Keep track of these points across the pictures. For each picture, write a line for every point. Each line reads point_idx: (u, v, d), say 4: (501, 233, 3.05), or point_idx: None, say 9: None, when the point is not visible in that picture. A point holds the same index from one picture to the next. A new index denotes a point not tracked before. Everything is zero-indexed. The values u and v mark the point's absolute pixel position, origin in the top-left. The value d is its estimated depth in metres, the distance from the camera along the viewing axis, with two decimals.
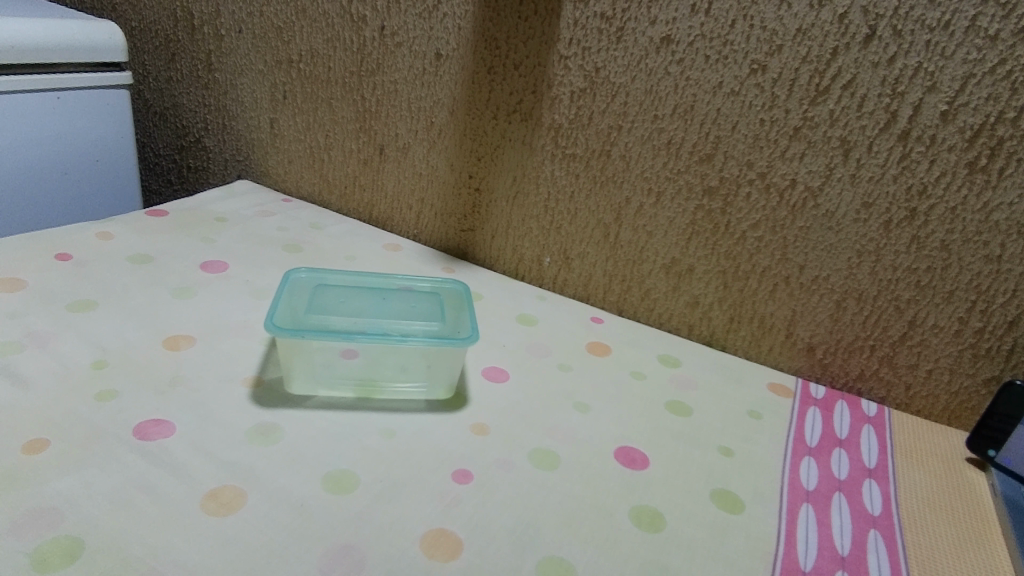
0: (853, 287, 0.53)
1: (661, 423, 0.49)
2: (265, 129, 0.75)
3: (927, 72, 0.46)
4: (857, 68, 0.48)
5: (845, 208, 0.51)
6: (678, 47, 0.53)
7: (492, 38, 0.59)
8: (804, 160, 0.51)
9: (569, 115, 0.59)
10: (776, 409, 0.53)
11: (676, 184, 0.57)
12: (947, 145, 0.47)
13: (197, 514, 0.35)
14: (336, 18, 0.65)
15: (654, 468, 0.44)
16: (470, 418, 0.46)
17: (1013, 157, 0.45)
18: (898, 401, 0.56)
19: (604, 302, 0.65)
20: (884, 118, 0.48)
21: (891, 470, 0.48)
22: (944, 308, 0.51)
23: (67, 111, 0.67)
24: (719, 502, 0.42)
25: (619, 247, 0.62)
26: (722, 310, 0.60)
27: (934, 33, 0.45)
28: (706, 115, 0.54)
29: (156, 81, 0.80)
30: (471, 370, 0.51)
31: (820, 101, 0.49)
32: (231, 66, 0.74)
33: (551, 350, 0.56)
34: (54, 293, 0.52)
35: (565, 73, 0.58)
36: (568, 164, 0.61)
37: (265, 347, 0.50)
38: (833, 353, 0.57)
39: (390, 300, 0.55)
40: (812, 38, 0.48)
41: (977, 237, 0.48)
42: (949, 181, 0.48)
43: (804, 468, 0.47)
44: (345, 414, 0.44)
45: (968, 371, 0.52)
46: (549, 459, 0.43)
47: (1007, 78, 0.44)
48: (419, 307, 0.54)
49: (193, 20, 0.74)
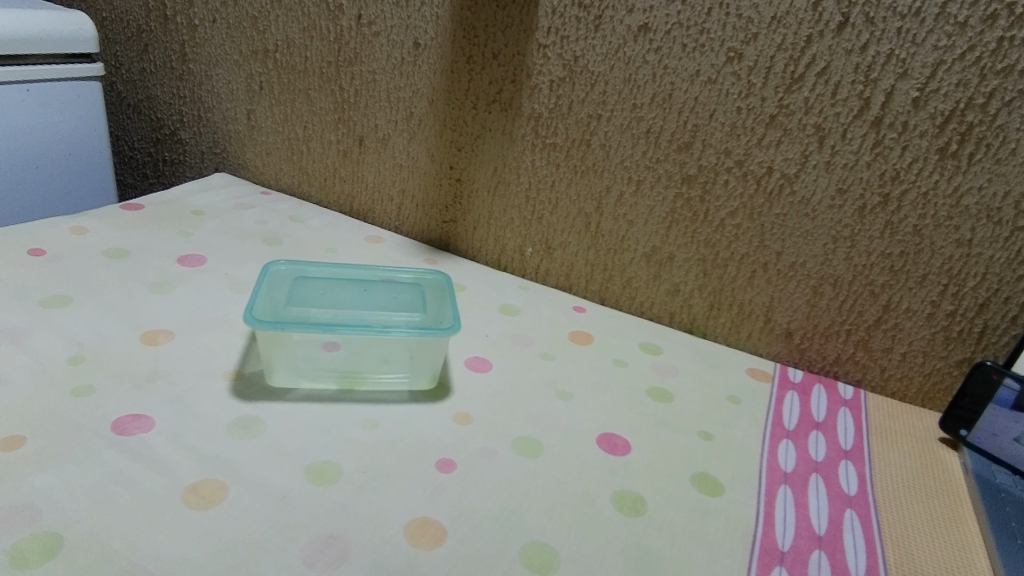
0: (829, 272, 0.54)
1: (643, 409, 0.49)
2: (242, 121, 0.74)
3: (898, 59, 0.46)
4: (831, 56, 0.48)
5: (820, 194, 0.52)
6: (655, 35, 0.53)
7: (470, 27, 0.59)
8: (779, 148, 0.52)
9: (549, 104, 0.59)
10: (755, 394, 0.54)
11: (656, 173, 0.57)
12: (919, 131, 0.48)
13: (179, 508, 0.35)
14: (312, 7, 0.65)
15: (636, 454, 0.44)
16: (453, 408, 0.46)
17: (982, 142, 0.46)
18: (874, 383, 0.57)
19: (586, 292, 0.65)
20: (857, 105, 0.49)
21: (867, 451, 0.49)
22: (917, 292, 0.52)
23: (36, 104, 0.65)
24: (700, 486, 0.42)
25: (600, 236, 0.62)
26: (702, 297, 0.60)
27: (905, 20, 0.46)
28: (684, 103, 0.54)
29: (129, 73, 0.79)
30: (454, 361, 0.51)
31: (795, 89, 0.50)
32: (206, 57, 0.72)
33: (534, 339, 0.56)
34: (28, 289, 0.51)
35: (544, 62, 0.58)
36: (548, 153, 0.61)
37: (246, 340, 0.50)
38: (810, 338, 0.58)
39: (370, 292, 0.55)
40: (787, 26, 0.49)
41: (949, 222, 0.49)
42: (921, 166, 0.48)
43: (782, 450, 0.47)
44: (327, 406, 0.44)
45: (941, 354, 0.53)
46: (532, 447, 0.43)
47: (976, 64, 0.45)
48: (400, 298, 0.54)
49: (166, 10, 0.72)
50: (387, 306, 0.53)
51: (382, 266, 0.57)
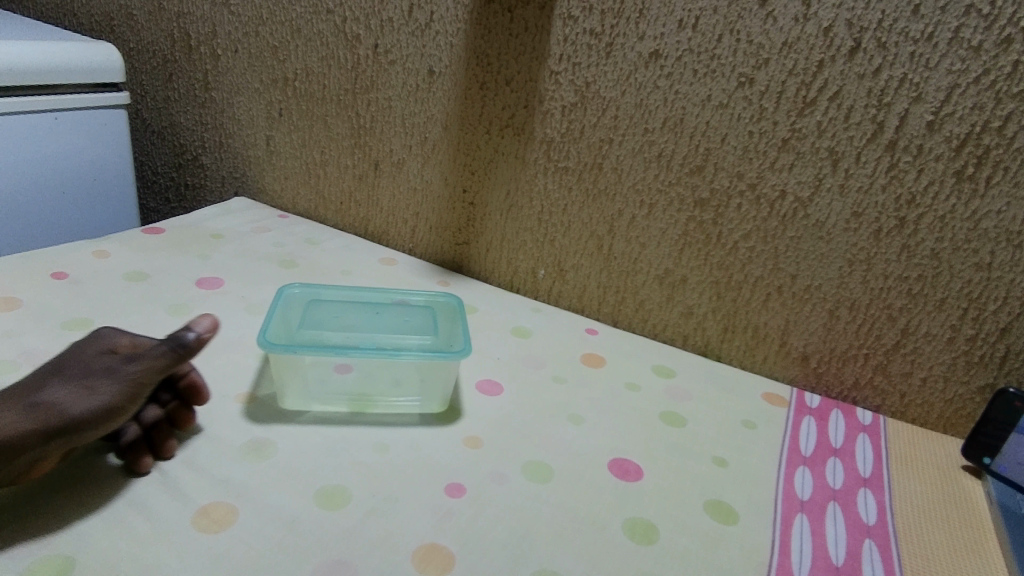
0: (845, 295, 0.54)
1: (656, 433, 0.49)
2: (261, 146, 0.76)
3: (912, 83, 0.46)
4: (843, 80, 0.48)
5: (835, 217, 0.52)
6: (666, 62, 0.53)
7: (484, 55, 0.60)
8: (792, 171, 0.52)
9: (561, 129, 0.59)
10: (770, 419, 0.53)
11: (667, 197, 0.57)
12: (934, 154, 0.47)
13: (188, 532, 0.35)
14: (330, 37, 0.66)
15: (648, 479, 0.44)
16: (464, 431, 0.46)
17: (1000, 165, 0.46)
18: (893, 409, 0.56)
19: (599, 313, 0.65)
20: (870, 129, 0.48)
21: (887, 479, 0.48)
22: (936, 316, 0.51)
23: (64, 131, 0.67)
24: (713, 513, 0.42)
25: (613, 258, 0.62)
26: (716, 320, 0.60)
27: (918, 45, 0.45)
28: (696, 128, 0.54)
29: (153, 101, 0.81)
30: (466, 384, 0.52)
31: (807, 113, 0.50)
32: (228, 85, 0.74)
33: (546, 362, 0.56)
34: (50, 312, 0.53)
35: (556, 87, 0.58)
36: (561, 177, 0.61)
37: (259, 362, 0.50)
38: (827, 362, 0.57)
39: (383, 315, 0.55)
40: (798, 51, 0.49)
41: (967, 245, 0.49)
42: (937, 190, 0.48)
43: (799, 477, 0.47)
44: (338, 429, 0.44)
45: (962, 379, 0.53)
46: (543, 471, 0.43)
47: (991, 88, 0.44)
48: (412, 321, 0.55)
49: (190, 41, 0.74)
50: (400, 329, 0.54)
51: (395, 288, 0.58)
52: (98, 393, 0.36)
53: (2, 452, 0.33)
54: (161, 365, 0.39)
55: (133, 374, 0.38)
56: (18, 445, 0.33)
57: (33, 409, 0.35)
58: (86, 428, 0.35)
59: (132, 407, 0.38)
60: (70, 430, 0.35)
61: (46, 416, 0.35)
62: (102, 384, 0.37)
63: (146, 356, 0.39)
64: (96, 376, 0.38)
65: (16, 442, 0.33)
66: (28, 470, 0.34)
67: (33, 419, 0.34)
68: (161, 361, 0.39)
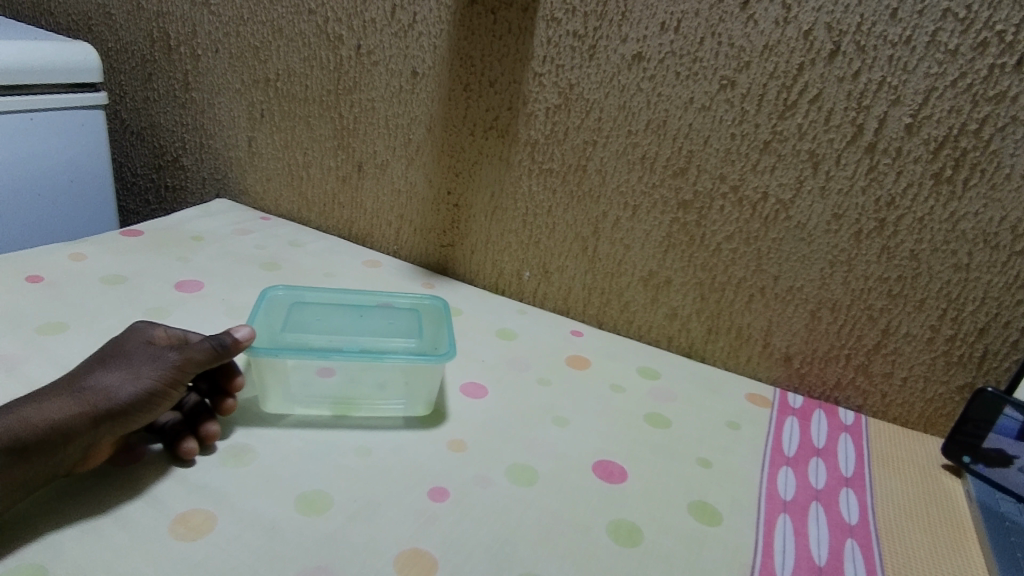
0: (827, 296, 0.54)
1: (641, 435, 0.49)
2: (243, 147, 0.75)
3: (890, 86, 0.47)
4: (824, 83, 0.48)
5: (816, 219, 0.52)
6: (649, 64, 0.53)
7: (468, 56, 0.60)
8: (774, 173, 0.52)
9: (545, 131, 0.59)
10: (754, 420, 0.54)
11: (651, 199, 0.58)
12: (913, 156, 0.48)
13: (165, 540, 0.34)
14: (312, 37, 0.66)
15: (632, 481, 0.44)
16: (448, 434, 0.46)
17: (977, 168, 0.46)
18: (875, 409, 0.57)
19: (584, 315, 0.65)
20: (850, 131, 0.49)
21: (868, 479, 0.49)
22: (916, 317, 0.52)
23: (41, 132, 0.66)
24: (697, 514, 0.42)
25: (598, 260, 0.62)
26: (700, 321, 0.60)
27: (896, 48, 0.46)
28: (679, 130, 0.54)
29: (133, 102, 0.80)
30: (450, 387, 0.51)
31: (788, 116, 0.50)
32: (209, 85, 0.73)
33: (531, 364, 0.56)
34: (24, 316, 0.52)
35: (540, 89, 0.58)
36: (545, 178, 0.61)
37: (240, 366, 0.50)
38: (810, 362, 0.57)
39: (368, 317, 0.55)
40: (779, 54, 0.49)
41: (946, 246, 0.49)
42: (916, 192, 0.49)
43: (782, 477, 0.47)
44: (321, 433, 0.44)
45: (942, 379, 0.53)
46: (527, 474, 0.43)
47: (968, 91, 0.45)
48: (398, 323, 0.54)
49: (170, 40, 0.73)
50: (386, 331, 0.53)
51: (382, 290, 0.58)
52: (142, 379, 0.39)
53: (55, 438, 0.35)
54: (201, 358, 0.41)
55: (176, 362, 0.40)
56: (73, 429, 0.35)
57: (81, 394, 0.37)
58: (131, 411, 0.38)
59: (172, 392, 0.40)
60: (117, 414, 0.37)
61: (94, 401, 0.37)
62: (145, 370, 0.40)
63: (189, 348, 0.41)
64: (139, 363, 0.40)
65: (67, 427, 0.35)
66: (81, 456, 0.36)
67: (83, 404, 0.37)
68: (202, 354, 0.41)
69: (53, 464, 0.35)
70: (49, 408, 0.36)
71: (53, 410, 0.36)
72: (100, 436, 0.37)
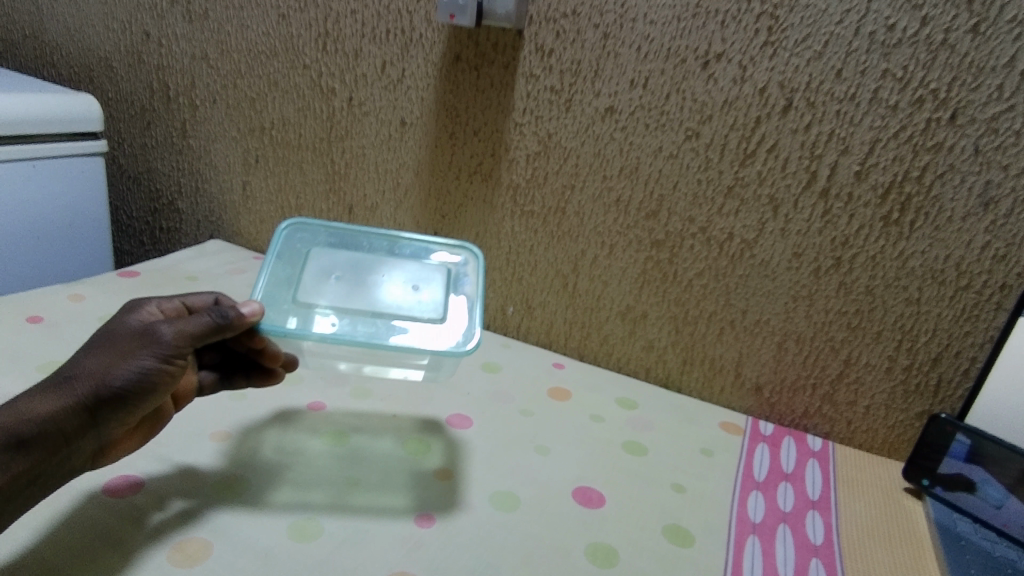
0: (792, 329, 0.58)
1: (619, 462, 0.52)
2: (237, 191, 0.78)
3: (839, 137, 0.51)
4: (779, 135, 0.53)
5: (778, 257, 0.56)
6: (621, 116, 0.58)
7: (453, 108, 0.64)
8: (738, 216, 0.56)
9: (526, 175, 0.63)
10: (727, 447, 0.57)
11: (626, 238, 0.61)
12: (863, 201, 0.52)
13: (163, 567, 0.36)
14: (306, 90, 0.69)
15: (610, 506, 0.46)
16: (434, 463, 0.48)
17: (920, 212, 0.51)
18: (842, 436, 0.60)
19: (565, 348, 0.69)
20: (805, 178, 0.53)
21: (834, 501, 0.52)
22: (874, 348, 0.56)
23: (41, 178, 0.69)
24: (671, 537, 0.44)
25: (577, 295, 0.66)
26: (675, 353, 0.64)
27: (843, 103, 0.50)
28: (650, 175, 0.58)
29: (131, 148, 0.83)
30: (437, 418, 0.54)
31: (748, 163, 0.55)
32: (205, 133, 0.77)
33: (514, 396, 0.59)
34: (24, 355, 0.54)
35: (520, 138, 0.62)
36: (526, 220, 0.65)
37: (234, 401, 0.52)
38: (779, 392, 0.61)
39: (393, 264, 0.51)
40: (738, 109, 0.54)
41: (898, 282, 0.53)
42: (868, 233, 0.53)
43: (752, 501, 0.50)
44: (314, 462, 0.47)
45: (901, 406, 0.57)
46: (510, 501, 0.45)
47: (908, 142, 0.50)
48: (423, 275, 0.50)
49: (169, 91, 0.77)
50: (410, 281, 0.50)
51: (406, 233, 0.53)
52: (133, 360, 0.38)
53: (48, 436, 0.35)
54: (199, 333, 0.40)
55: (169, 340, 0.39)
56: (65, 423, 0.36)
57: (67, 383, 0.36)
58: (127, 394, 0.37)
59: (169, 368, 0.39)
60: (112, 398, 0.37)
61: (86, 389, 0.36)
62: (137, 350, 0.38)
63: (185, 324, 0.39)
64: (129, 341, 0.38)
65: (60, 419, 0.35)
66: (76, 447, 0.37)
67: (74, 393, 0.36)
68: (199, 330, 0.40)
69: (54, 457, 0.35)
70: (40, 401, 0.35)
71: (45, 403, 0.35)
72: (97, 420, 0.37)
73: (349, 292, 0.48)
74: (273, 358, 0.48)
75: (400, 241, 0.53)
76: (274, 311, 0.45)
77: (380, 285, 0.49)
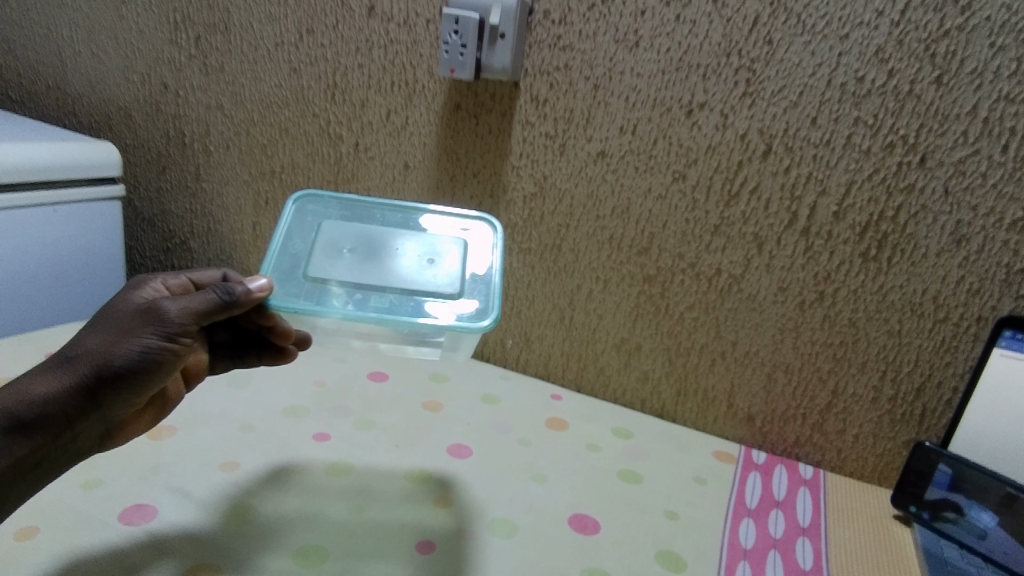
0: (780, 360, 0.60)
1: (614, 490, 0.53)
2: (248, 231, 0.81)
3: (817, 179, 0.54)
4: (761, 177, 0.56)
5: (764, 291, 0.59)
6: (612, 160, 0.61)
7: (454, 152, 0.67)
8: (724, 252, 0.59)
9: (523, 215, 0.66)
10: (720, 475, 0.59)
11: (620, 274, 0.64)
12: (842, 239, 0.55)
13: None
14: (315, 136, 0.73)
15: (605, 532, 0.48)
16: (434, 491, 0.50)
17: (896, 248, 0.54)
18: (833, 464, 0.62)
19: (564, 380, 0.71)
20: (787, 217, 0.56)
21: (823, 528, 0.54)
22: (860, 378, 0.58)
23: (60, 221, 0.72)
24: (664, 562, 0.46)
25: (574, 328, 0.68)
26: (670, 384, 0.66)
27: (819, 149, 0.54)
28: (641, 215, 0.62)
29: (146, 191, 0.86)
30: (438, 448, 0.56)
31: (733, 204, 0.58)
32: (218, 177, 0.80)
33: (513, 426, 0.61)
34: None
35: (518, 180, 0.65)
36: (524, 257, 0.68)
37: (242, 433, 0.55)
38: (770, 422, 0.63)
39: (409, 235, 0.51)
40: (721, 153, 0.57)
41: (879, 314, 0.56)
42: (848, 268, 0.56)
43: (743, 528, 0.52)
44: (319, 492, 0.49)
45: (889, 435, 0.59)
46: (507, 527, 0.47)
47: (882, 183, 0.53)
48: (440, 246, 0.50)
49: (184, 138, 0.81)
50: (423, 251, 0.50)
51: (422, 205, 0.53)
52: (133, 339, 0.40)
53: (49, 413, 0.38)
54: (202, 310, 0.41)
55: (172, 319, 0.40)
56: (66, 401, 0.38)
57: (69, 362, 0.39)
58: (128, 372, 0.40)
59: (172, 347, 0.41)
60: (112, 375, 0.39)
61: (86, 368, 0.39)
62: (139, 329, 0.40)
63: (187, 303, 0.41)
64: (133, 321, 0.40)
65: (61, 398, 0.38)
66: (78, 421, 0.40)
67: (76, 372, 0.39)
68: (204, 307, 0.41)
69: (56, 433, 0.39)
70: (45, 380, 0.38)
71: (48, 382, 0.38)
72: (99, 396, 0.40)
73: (364, 263, 0.48)
74: (284, 336, 0.51)
75: (415, 213, 0.53)
76: (290, 284, 0.46)
77: (395, 256, 0.49)
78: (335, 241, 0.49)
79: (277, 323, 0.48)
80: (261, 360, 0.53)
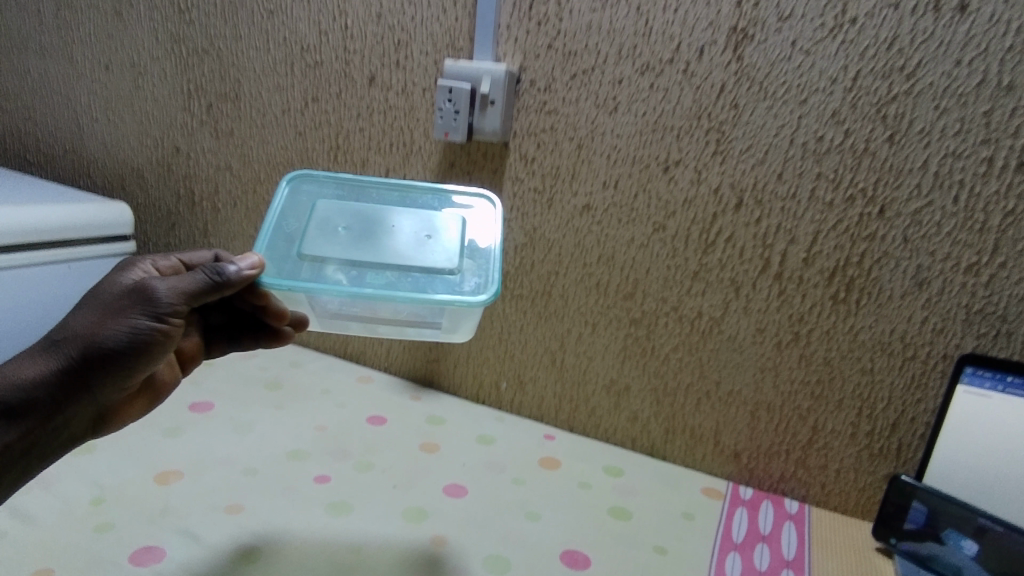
0: (762, 398, 0.64)
1: (605, 526, 0.56)
2: None
3: (786, 229, 0.59)
4: (735, 228, 0.60)
5: (743, 333, 0.62)
6: (597, 213, 0.65)
7: None
8: (704, 296, 0.63)
9: (515, 264, 0.70)
10: (707, 510, 0.61)
11: (607, 317, 0.68)
12: (813, 283, 0.59)
13: None
14: None
15: (595, 568, 0.51)
16: (430, 530, 0.53)
17: (863, 291, 0.57)
18: (817, 498, 0.64)
19: (556, 420, 0.73)
20: (760, 263, 0.60)
21: (807, 561, 0.56)
22: (838, 415, 0.61)
23: (75, 277, 0.75)
24: None
25: (565, 370, 0.71)
26: (658, 423, 0.69)
27: (786, 201, 0.58)
28: (625, 262, 0.65)
29: (156, 247, 0.90)
30: (435, 487, 0.59)
31: (710, 252, 0.62)
32: (225, 232, 0.84)
33: (507, 466, 0.63)
34: None
35: (509, 232, 0.70)
36: (516, 303, 0.71)
37: (248, 477, 0.58)
38: (756, 458, 0.66)
39: (405, 213, 0.54)
40: (697, 206, 0.61)
41: (851, 353, 0.59)
42: (820, 311, 0.59)
43: (729, 562, 0.54)
44: (321, 533, 0.52)
45: (869, 469, 0.61)
46: (501, 565, 0.50)
47: (846, 232, 0.57)
48: (434, 224, 0.53)
49: (194, 197, 0.85)
50: (418, 228, 0.53)
51: (417, 184, 0.56)
52: (121, 322, 0.43)
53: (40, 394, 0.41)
54: (191, 290, 0.44)
55: (160, 301, 0.43)
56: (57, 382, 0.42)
57: (59, 345, 0.42)
58: (117, 353, 0.43)
59: (161, 328, 0.44)
60: (102, 356, 0.42)
61: (76, 350, 0.42)
62: (127, 312, 0.43)
63: (175, 284, 0.44)
64: (121, 304, 0.43)
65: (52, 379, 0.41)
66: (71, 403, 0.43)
67: (65, 354, 0.42)
68: (194, 287, 0.44)
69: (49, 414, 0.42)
70: (36, 363, 0.41)
71: (40, 365, 0.41)
72: (89, 377, 0.43)
73: (359, 241, 0.51)
74: (280, 316, 0.54)
75: (412, 192, 0.56)
76: (288, 263, 0.49)
77: (390, 233, 0.52)
78: (333, 220, 0.52)
79: (271, 302, 0.52)
80: (257, 343, 0.58)
